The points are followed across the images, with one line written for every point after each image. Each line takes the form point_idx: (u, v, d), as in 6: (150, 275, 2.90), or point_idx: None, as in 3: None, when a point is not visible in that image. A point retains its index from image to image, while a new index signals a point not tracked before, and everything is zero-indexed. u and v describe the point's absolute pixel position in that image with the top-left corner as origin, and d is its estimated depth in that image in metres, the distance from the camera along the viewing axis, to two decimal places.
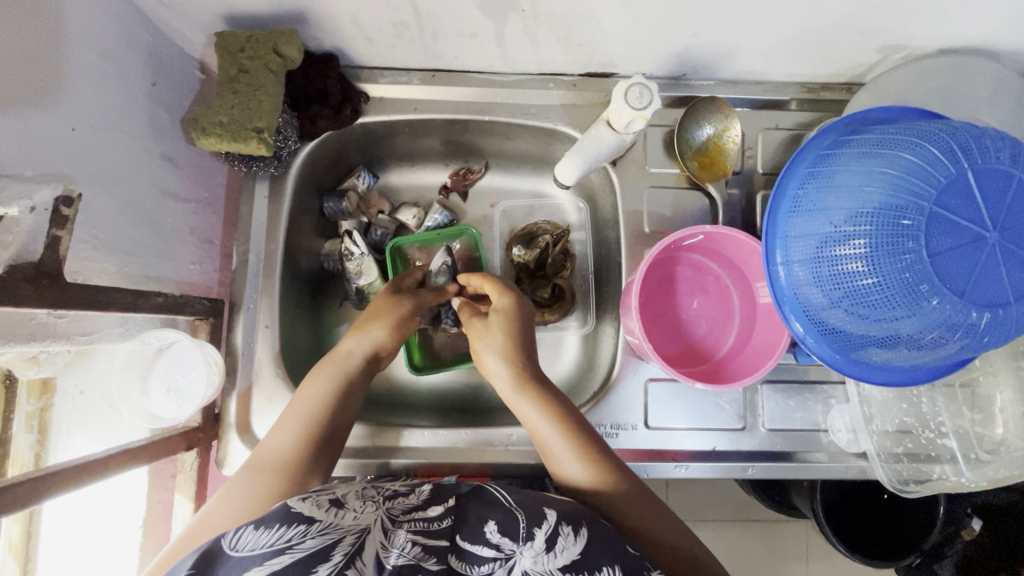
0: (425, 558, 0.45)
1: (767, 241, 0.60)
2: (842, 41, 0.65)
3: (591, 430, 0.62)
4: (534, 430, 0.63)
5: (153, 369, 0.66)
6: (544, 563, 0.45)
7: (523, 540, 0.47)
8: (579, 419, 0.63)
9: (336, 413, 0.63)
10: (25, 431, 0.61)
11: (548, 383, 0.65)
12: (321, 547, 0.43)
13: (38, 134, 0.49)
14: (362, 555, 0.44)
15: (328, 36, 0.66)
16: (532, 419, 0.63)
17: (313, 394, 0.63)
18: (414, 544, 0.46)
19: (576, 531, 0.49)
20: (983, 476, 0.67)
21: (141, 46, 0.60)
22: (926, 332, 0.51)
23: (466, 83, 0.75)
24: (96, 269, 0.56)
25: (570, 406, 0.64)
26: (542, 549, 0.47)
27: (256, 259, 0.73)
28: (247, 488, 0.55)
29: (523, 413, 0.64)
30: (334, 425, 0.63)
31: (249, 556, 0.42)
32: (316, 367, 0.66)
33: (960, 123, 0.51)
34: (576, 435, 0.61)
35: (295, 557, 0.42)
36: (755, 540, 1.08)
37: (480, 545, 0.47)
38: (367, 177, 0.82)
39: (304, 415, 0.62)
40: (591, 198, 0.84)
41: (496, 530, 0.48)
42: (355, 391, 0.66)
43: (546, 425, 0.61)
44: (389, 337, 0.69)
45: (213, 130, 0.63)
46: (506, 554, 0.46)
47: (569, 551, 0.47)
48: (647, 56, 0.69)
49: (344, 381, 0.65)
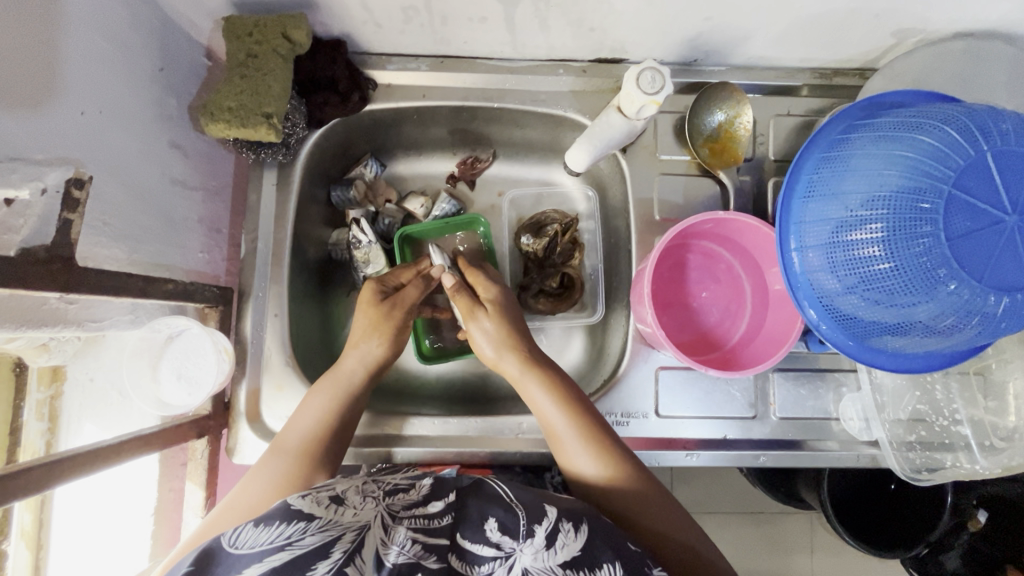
0: (425, 556, 0.45)
1: (782, 226, 0.60)
2: (857, 24, 0.64)
3: (602, 421, 0.62)
4: (541, 419, 0.63)
5: (163, 356, 0.65)
6: (544, 560, 0.45)
7: (524, 538, 0.47)
8: (586, 409, 0.63)
9: (343, 418, 0.64)
10: (36, 419, 0.63)
11: (556, 373, 0.66)
12: (321, 544, 0.43)
13: (46, 116, 0.48)
14: (362, 552, 0.44)
15: (337, 21, 0.65)
16: (541, 406, 0.63)
17: (320, 406, 0.63)
18: (414, 541, 0.46)
19: (576, 528, 0.48)
20: (998, 464, 0.67)
21: (149, 31, 0.60)
22: (943, 317, 0.50)
23: (474, 69, 0.74)
24: (105, 255, 0.56)
25: (579, 396, 0.64)
26: (542, 546, 0.46)
27: (265, 248, 0.73)
28: (262, 487, 0.56)
29: (534, 401, 0.64)
30: (341, 431, 0.63)
31: (247, 555, 0.41)
32: (319, 382, 0.65)
33: (979, 105, 0.51)
34: (585, 425, 0.61)
35: (295, 553, 0.42)
36: (759, 531, 1.08)
37: (481, 545, 0.47)
38: (374, 166, 0.81)
39: (313, 418, 0.62)
40: (599, 186, 0.83)
41: (496, 528, 0.48)
42: (356, 407, 0.65)
43: (554, 413, 0.62)
44: (386, 352, 0.69)
45: (222, 116, 0.62)
46: (506, 552, 0.46)
47: (569, 548, 0.47)
48: (659, 41, 0.69)
49: (349, 393, 0.65)
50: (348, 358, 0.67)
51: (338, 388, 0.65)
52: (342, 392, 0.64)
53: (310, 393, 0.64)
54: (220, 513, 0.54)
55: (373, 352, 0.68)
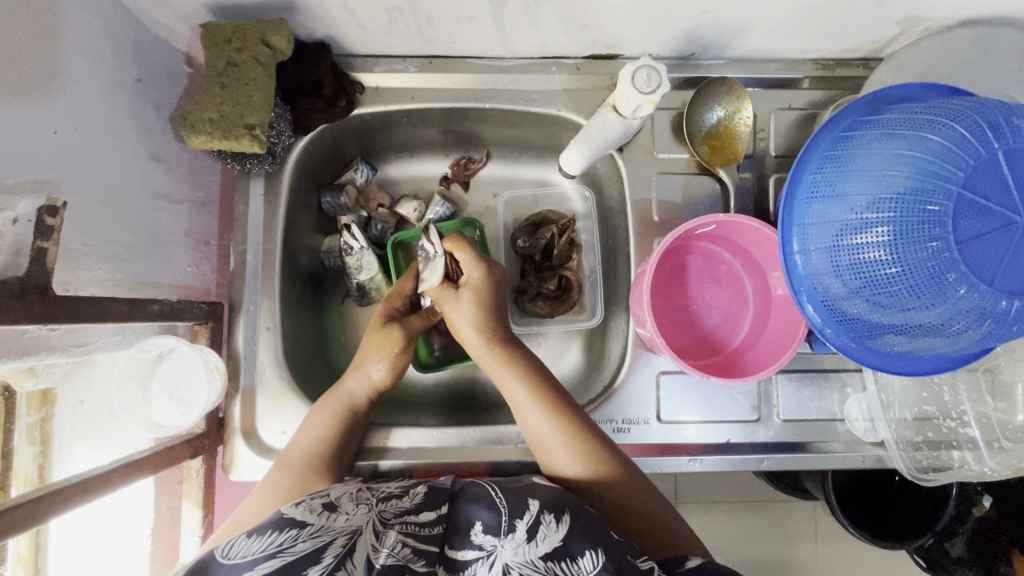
0: (415, 559, 0.44)
1: (783, 228, 0.58)
2: (860, 14, 0.62)
3: (569, 401, 0.62)
4: (519, 413, 0.62)
5: (153, 377, 0.64)
6: (524, 554, 0.45)
7: (505, 533, 0.47)
8: (560, 396, 0.62)
9: (341, 441, 0.64)
10: (27, 443, 0.60)
11: (537, 366, 0.65)
12: (311, 550, 0.42)
13: (19, 138, 0.47)
14: (353, 556, 0.43)
15: (319, 24, 0.63)
16: (514, 394, 0.63)
17: (322, 424, 0.64)
18: (404, 544, 0.45)
19: (557, 518, 0.48)
20: (1007, 466, 0.66)
21: (124, 40, 0.57)
22: (952, 321, 0.48)
23: (463, 69, 0.72)
24: (88, 277, 0.55)
25: (569, 401, 0.62)
26: (524, 540, 0.46)
27: (254, 259, 0.71)
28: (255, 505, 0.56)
29: (514, 401, 0.63)
30: (340, 451, 0.64)
31: (240, 564, 0.41)
32: (321, 402, 0.65)
33: (989, 100, 0.49)
34: (571, 427, 0.59)
35: (286, 560, 0.41)
36: (763, 523, 1.08)
37: (466, 551, 0.46)
38: (365, 170, 0.79)
39: (314, 440, 0.62)
40: (596, 184, 0.81)
41: (480, 530, 0.48)
42: (359, 422, 0.66)
43: (538, 416, 0.61)
44: (386, 375, 0.69)
45: (203, 127, 0.60)
46: (488, 550, 0.46)
47: (550, 539, 0.46)
48: (654, 35, 0.66)
49: (349, 411, 0.66)
50: (351, 381, 0.67)
51: (340, 410, 0.65)
52: (343, 410, 0.65)
53: (313, 410, 0.65)
54: (224, 531, 0.54)
55: (374, 376, 0.68)
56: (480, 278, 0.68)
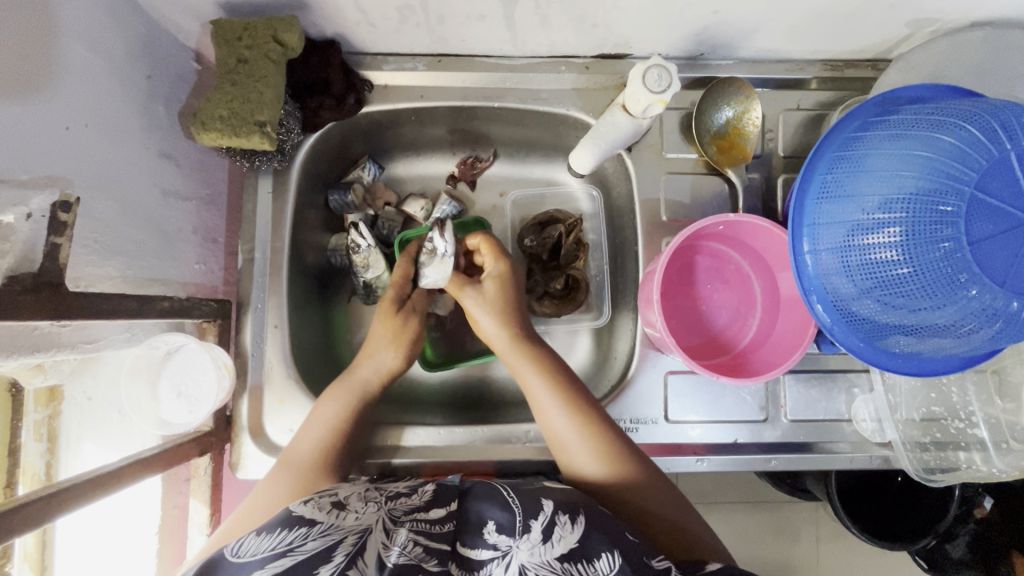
0: (426, 559, 0.44)
1: (793, 228, 0.57)
2: (871, 15, 0.62)
3: (589, 398, 0.62)
4: (539, 409, 0.62)
5: (161, 374, 0.64)
6: (540, 555, 0.45)
7: (519, 533, 0.47)
8: (580, 393, 0.62)
9: (351, 429, 0.63)
10: (34, 440, 0.61)
11: (558, 364, 0.65)
12: (323, 548, 0.42)
13: (31, 135, 0.46)
14: (364, 555, 0.43)
15: (329, 21, 0.63)
16: (536, 392, 0.62)
17: (333, 411, 0.63)
18: (416, 543, 0.45)
19: (573, 519, 0.48)
20: (1014, 466, 0.66)
21: (135, 38, 0.57)
22: (963, 322, 0.48)
23: (472, 67, 0.72)
24: (98, 274, 0.54)
25: (591, 400, 0.62)
26: (538, 540, 0.46)
27: (262, 257, 0.71)
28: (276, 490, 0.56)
29: (535, 399, 0.62)
30: (349, 439, 0.63)
31: (249, 562, 0.41)
32: (333, 388, 0.65)
33: (1001, 101, 0.49)
34: (592, 427, 0.60)
35: (296, 560, 0.41)
36: (764, 523, 1.08)
37: (480, 550, 0.46)
38: (372, 168, 0.80)
39: (325, 426, 0.62)
40: (604, 184, 0.81)
41: (493, 530, 0.47)
42: (368, 413, 0.66)
43: (560, 416, 0.60)
44: (399, 362, 0.69)
45: (213, 125, 0.60)
46: (503, 551, 0.45)
47: (566, 540, 0.46)
48: (664, 35, 0.66)
49: (362, 397, 0.65)
50: (363, 367, 0.67)
51: (352, 395, 0.65)
52: (355, 397, 0.65)
53: (323, 396, 0.64)
54: (235, 522, 0.53)
55: (387, 362, 0.68)
56: (501, 278, 0.69)
